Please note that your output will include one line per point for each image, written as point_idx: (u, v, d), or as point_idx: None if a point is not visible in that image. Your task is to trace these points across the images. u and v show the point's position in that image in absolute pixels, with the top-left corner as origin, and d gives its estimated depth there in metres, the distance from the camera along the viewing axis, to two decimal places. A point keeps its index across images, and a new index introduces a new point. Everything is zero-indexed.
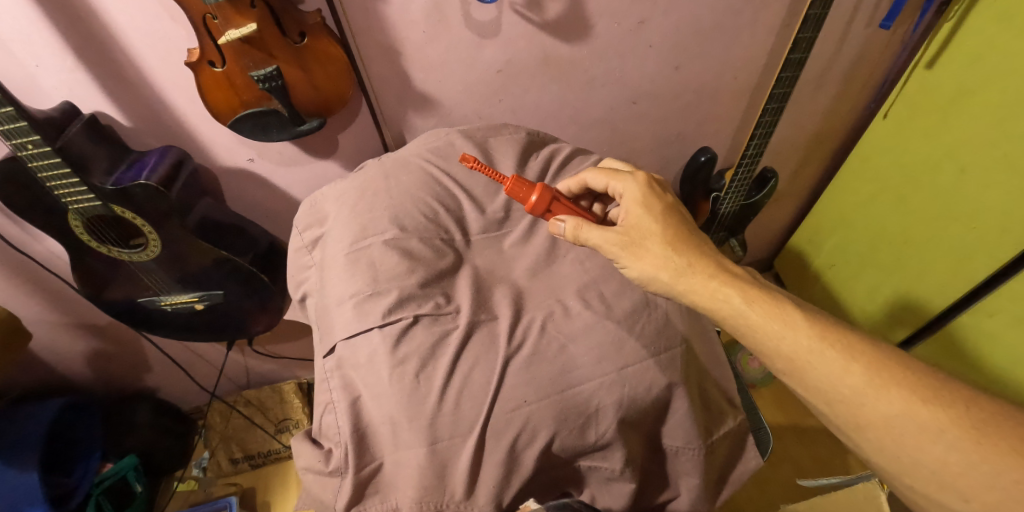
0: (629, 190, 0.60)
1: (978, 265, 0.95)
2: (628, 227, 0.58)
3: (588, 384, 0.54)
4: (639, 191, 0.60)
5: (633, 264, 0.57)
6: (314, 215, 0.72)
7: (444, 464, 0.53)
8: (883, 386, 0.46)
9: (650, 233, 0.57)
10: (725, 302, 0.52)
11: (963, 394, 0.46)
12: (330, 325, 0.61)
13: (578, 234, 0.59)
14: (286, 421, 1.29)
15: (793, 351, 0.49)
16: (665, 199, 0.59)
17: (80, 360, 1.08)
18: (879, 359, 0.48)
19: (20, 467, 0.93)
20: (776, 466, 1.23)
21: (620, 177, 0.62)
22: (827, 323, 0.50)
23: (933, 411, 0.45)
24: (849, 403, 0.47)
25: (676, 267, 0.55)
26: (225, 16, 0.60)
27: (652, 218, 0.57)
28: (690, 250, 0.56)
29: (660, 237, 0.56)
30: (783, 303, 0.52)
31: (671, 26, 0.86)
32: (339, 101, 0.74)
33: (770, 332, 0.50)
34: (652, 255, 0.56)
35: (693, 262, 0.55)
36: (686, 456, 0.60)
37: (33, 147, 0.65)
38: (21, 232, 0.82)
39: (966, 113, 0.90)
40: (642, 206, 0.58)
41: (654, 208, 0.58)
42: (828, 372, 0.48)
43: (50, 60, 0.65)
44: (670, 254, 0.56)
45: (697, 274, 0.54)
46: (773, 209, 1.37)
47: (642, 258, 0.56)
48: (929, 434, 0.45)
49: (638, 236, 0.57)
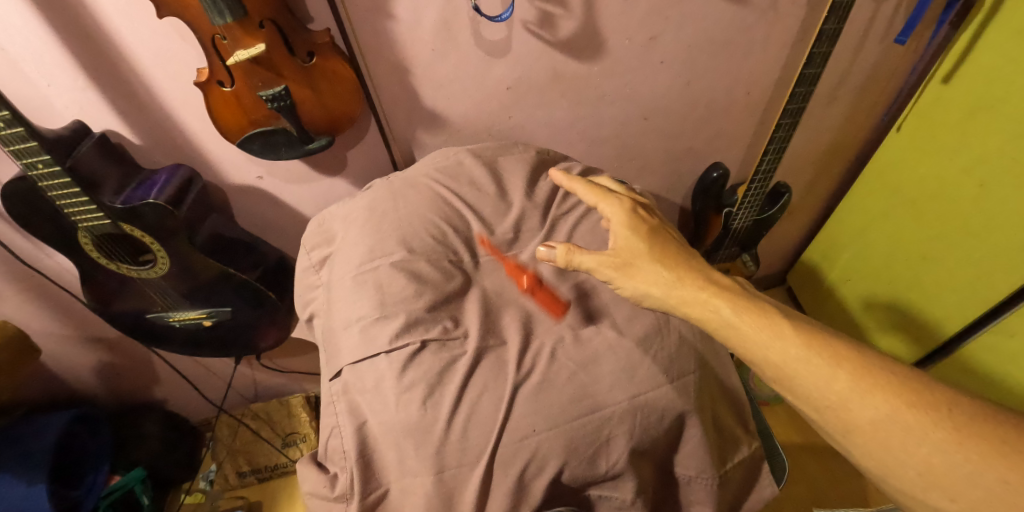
0: (615, 213, 0.60)
1: (996, 279, 0.92)
2: (619, 248, 0.58)
3: (599, 413, 0.52)
4: (625, 213, 0.60)
5: (627, 283, 0.56)
6: (321, 234, 0.72)
7: (451, 494, 0.51)
8: (868, 391, 0.45)
9: (639, 253, 0.57)
10: (715, 313, 0.52)
11: (948, 397, 0.45)
12: (336, 348, 0.60)
13: (570, 259, 0.58)
14: (292, 435, 1.28)
15: (781, 359, 0.48)
16: (650, 222, 0.60)
17: (90, 373, 1.09)
18: (865, 364, 0.46)
19: (28, 481, 0.93)
20: (791, 486, 1.21)
21: (608, 199, 0.62)
22: (814, 330, 0.49)
23: (918, 415, 0.44)
24: (835, 408, 0.46)
25: (668, 281, 0.55)
26: (233, 36, 0.60)
27: (638, 238, 0.58)
28: (680, 265, 0.56)
29: (650, 253, 0.56)
30: (771, 311, 0.51)
31: (683, 42, 0.85)
32: (349, 119, 0.74)
33: (757, 340, 0.49)
34: (644, 273, 0.56)
35: (684, 276, 0.55)
36: (700, 485, 0.58)
37: (43, 166, 0.65)
38: (33, 248, 0.82)
39: (985, 127, 0.88)
40: (628, 227, 0.58)
41: (641, 229, 0.58)
42: (814, 378, 0.47)
43: (61, 80, 0.65)
44: (661, 269, 0.55)
45: (687, 288, 0.54)
46: (785, 223, 1.35)
47: (633, 276, 0.56)
48: (915, 437, 0.43)
49: (629, 255, 0.57)
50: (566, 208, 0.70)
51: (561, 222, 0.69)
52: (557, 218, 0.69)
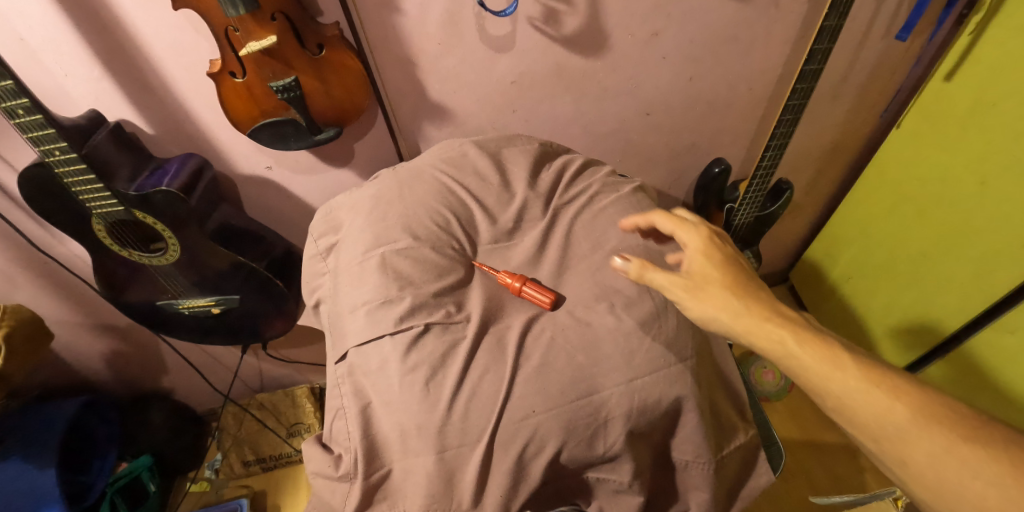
0: (694, 239, 0.60)
1: (997, 279, 0.92)
2: (694, 273, 0.57)
3: (597, 395, 0.54)
4: (703, 240, 0.59)
5: (697, 308, 0.55)
6: (328, 223, 0.73)
7: (452, 473, 0.53)
8: (927, 425, 0.45)
9: (714, 280, 0.56)
10: (778, 342, 0.51)
11: (1010, 437, 0.45)
12: (342, 332, 0.62)
13: (642, 274, 0.58)
14: (297, 425, 1.30)
15: (841, 392, 0.48)
16: (728, 251, 0.59)
17: (100, 360, 1.11)
18: (926, 399, 0.47)
19: (38, 464, 0.94)
20: (789, 480, 1.22)
21: (689, 223, 0.61)
22: (876, 364, 0.49)
23: (978, 452, 0.44)
24: (894, 440, 0.46)
25: (736, 309, 0.54)
26: (246, 28, 0.62)
27: (715, 266, 0.57)
28: (751, 295, 0.55)
29: (723, 282, 0.56)
30: (832, 342, 0.51)
31: (685, 37, 0.86)
32: (356, 111, 0.76)
33: (819, 371, 0.49)
34: (716, 299, 0.55)
35: (754, 305, 0.54)
36: (696, 470, 0.59)
37: (60, 153, 0.67)
38: (47, 235, 0.85)
39: (987, 124, 0.88)
40: (705, 254, 0.58)
41: (717, 257, 0.58)
42: (873, 409, 0.47)
43: (78, 70, 0.67)
44: (732, 297, 0.55)
45: (756, 316, 0.53)
46: (787, 221, 1.36)
47: (705, 301, 0.55)
48: (974, 474, 0.43)
49: (703, 281, 0.56)
50: (568, 198, 0.71)
51: (563, 212, 0.70)
52: (558, 208, 0.70)
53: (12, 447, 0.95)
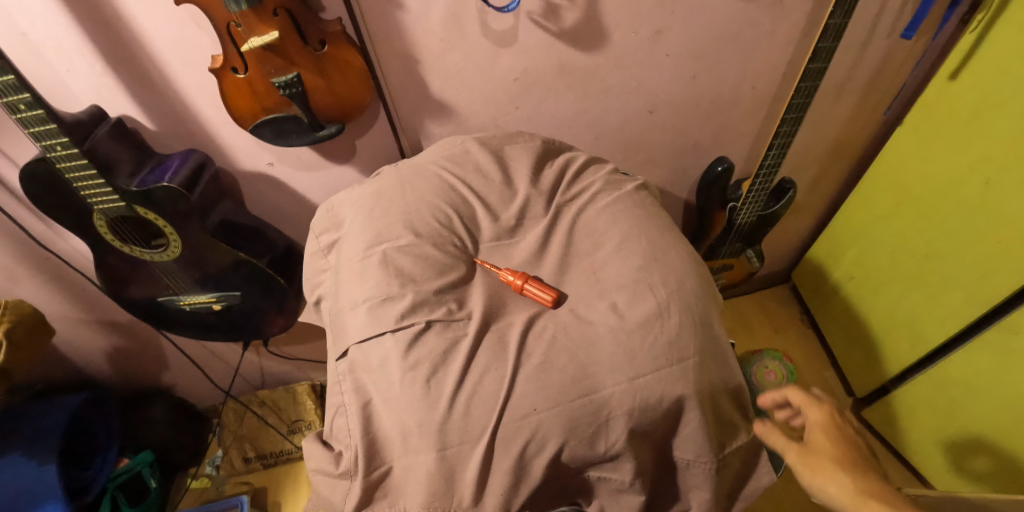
0: (817, 417, 0.61)
1: (1000, 281, 0.91)
2: (813, 447, 0.58)
3: (599, 394, 0.53)
4: (825, 419, 0.61)
5: (813, 479, 0.55)
6: (330, 219, 0.73)
7: (452, 471, 0.53)
8: None
9: (834, 455, 0.56)
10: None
11: None
12: (343, 329, 0.62)
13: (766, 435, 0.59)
14: (298, 422, 1.30)
15: None
16: (852, 436, 0.59)
17: (101, 356, 1.11)
18: None
19: (38, 460, 0.95)
20: (790, 480, 1.22)
21: (811, 399, 0.63)
22: None
23: None
24: None
25: (852, 484, 0.53)
26: (248, 24, 0.62)
27: (836, 444, 0.58)
28: (864, 472, 0.55)
29: (842, 460, 0.56)
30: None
31: (689, 35, 0.86)
32: (358, 108, 0.76)
33: None
34: (831, 474, 0.55)
35: (869, 482, 0.54)
36: (698, 469, 0.59)
37: (62, 148, 0.67)
38: (48, 230, 0.85)
39: (990, 124, 0.88)
40: (826, 432, 0.59)
41: (841, 438, 0.59)
42: None
43: (80, 66, 0.67)
44: (849, 474, 0.54)
45: (869, 490, 0.53)
46: (790, 220, 1.36)
47: (819, 473, 0.55)
48: None
49: (823, 452, 0.57)
50: (570, 195, 0.71)
51: (565, 209, 0.70)
52: (561, 205, 0.70)
53: (13, 442, 0.95)
